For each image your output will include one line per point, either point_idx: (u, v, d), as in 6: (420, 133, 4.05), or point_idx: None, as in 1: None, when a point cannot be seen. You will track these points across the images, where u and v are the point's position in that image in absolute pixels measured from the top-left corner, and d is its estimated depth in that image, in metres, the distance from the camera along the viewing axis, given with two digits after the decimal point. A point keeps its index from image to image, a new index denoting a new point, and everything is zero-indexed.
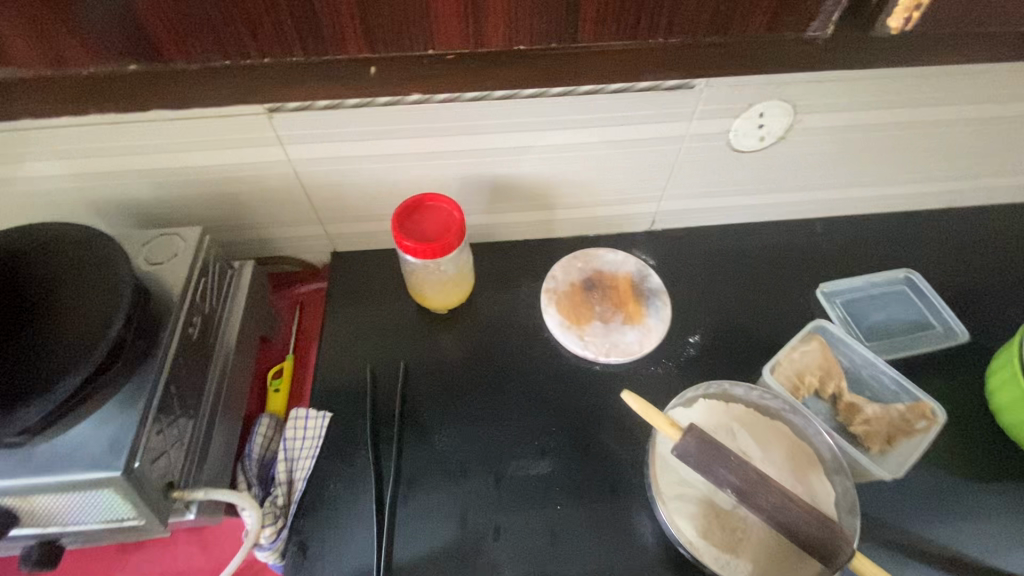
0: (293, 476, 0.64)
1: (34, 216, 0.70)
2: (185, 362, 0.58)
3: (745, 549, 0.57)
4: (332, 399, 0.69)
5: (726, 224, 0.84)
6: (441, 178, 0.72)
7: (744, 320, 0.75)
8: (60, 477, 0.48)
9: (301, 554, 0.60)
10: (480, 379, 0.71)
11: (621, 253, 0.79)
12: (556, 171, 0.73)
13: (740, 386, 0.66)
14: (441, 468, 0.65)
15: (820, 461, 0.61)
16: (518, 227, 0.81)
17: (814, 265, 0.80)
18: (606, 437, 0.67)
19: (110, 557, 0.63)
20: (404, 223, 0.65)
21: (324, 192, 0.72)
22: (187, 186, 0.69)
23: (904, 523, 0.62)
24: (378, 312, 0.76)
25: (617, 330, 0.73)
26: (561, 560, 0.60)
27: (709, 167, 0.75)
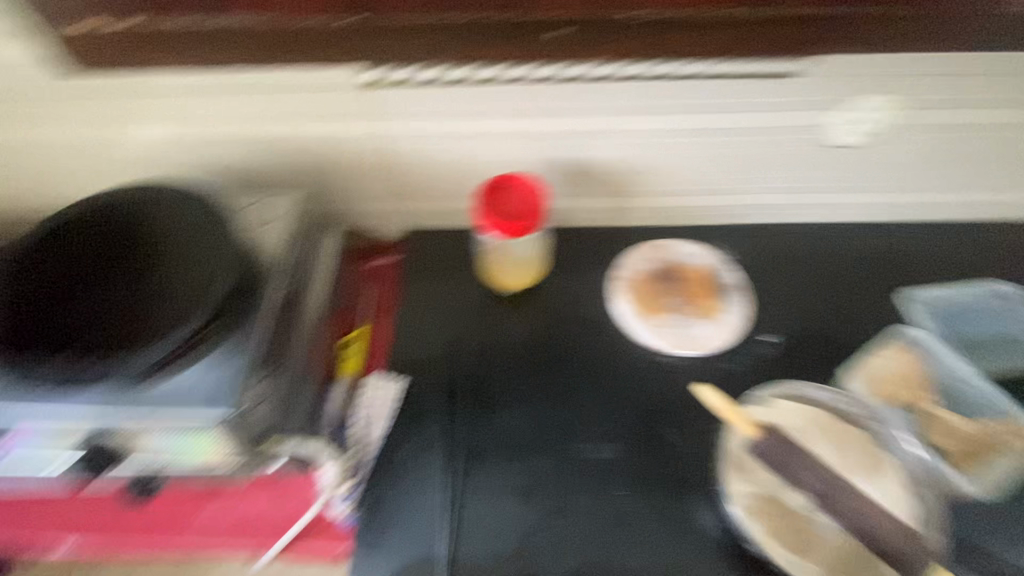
0: (366, 437, 0.67)
1: (142, 175, 0.76)
2: (277, 319, 0.61)
3: (818, 554, 0.56)
4: (403, 369, 0.72)
5: (805, 221, 0.81)
6: (520, 158, 0.72)
7: (822, 321, 0.73)
8: (178, 414, 0.53)
9: (371, 510, 0.63)
10: (546, 360, 0.72)
11: (696, 246, 0.78)
12: (638, 158, 0.72)
13: (815, 388, 0.64)
14: (508, 444, 0.66)
15: (901, 471, 0.59)
16: (589, 212, 0.81)
17: (902, 270, 0.76)
18: (671, 428, 0.67)
19: (198, 498, 0.68)
20: (484, 200, 0.66)
21: (406, 167, 0.74)
22: (280, 155, 0.72)
23: (998, 547, 0.58)
24: (448, 289, 0.79)
25: (687, 322, 0.72)
26: (623, 545, 0.60)
27: (796, 160, 0.72)
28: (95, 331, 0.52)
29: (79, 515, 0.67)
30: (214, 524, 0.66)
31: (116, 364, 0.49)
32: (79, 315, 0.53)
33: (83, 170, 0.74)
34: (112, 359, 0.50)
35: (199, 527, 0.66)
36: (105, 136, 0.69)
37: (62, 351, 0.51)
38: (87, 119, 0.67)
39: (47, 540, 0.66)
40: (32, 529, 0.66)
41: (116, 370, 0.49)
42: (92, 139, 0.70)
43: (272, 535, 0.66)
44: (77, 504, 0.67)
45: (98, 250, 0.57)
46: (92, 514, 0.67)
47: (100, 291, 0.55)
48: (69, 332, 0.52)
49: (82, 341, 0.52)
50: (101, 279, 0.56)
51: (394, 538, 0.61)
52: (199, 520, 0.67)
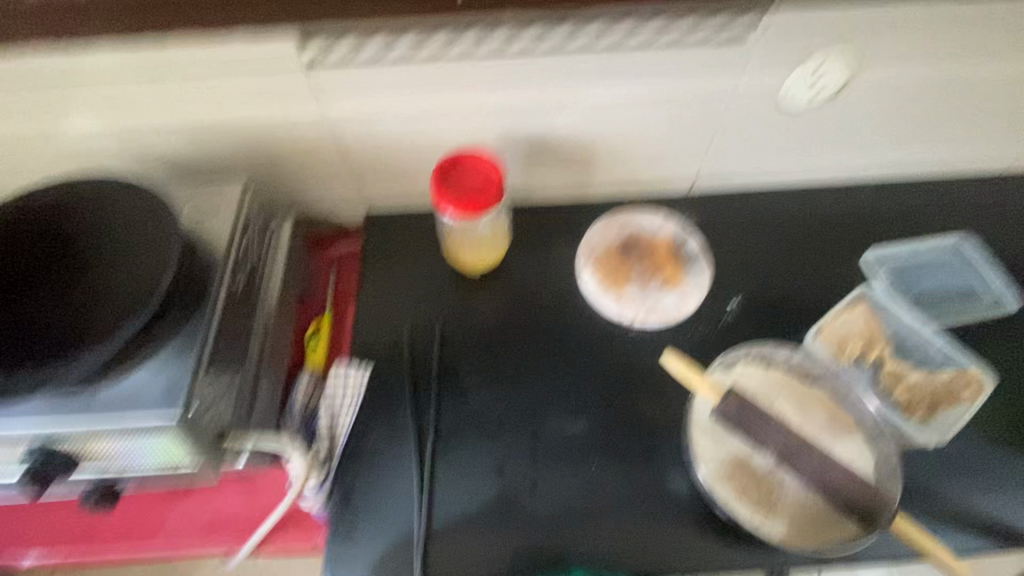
0: (334, 429, 0.66)
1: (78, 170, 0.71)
2: (232, 314, 0.59)
3: (783, 512, 0.57)
4: (370, 358, 0.71)
5: (765, 187, 0.82)
6: (477, 136, 0.70)
7: (786, 284, 0.74)
8: (124, 422, 0.49)
9: (344, 502, 0.62)
10: (515, 339, 0.72)
11: (660, 215, 0.77)
12: (598, 129, 0.71)
13: (778, 350, 0.65)
14: (480, 425, 0.66)
15: (858, 426, 0.61)
16: (552, 187, 0.80)
17: (861, 229, 0.77)
18: (641, 399, 0.67)
19: (161, 503, 0.66)
20: (442, 181, 0.64)
21: (359, 149, 0.71)
22: (227, 143, 0.68)
23: (952, 490, 0.60)
24: (410, 272, 0.77)
25: (653, 292, 0.72)
26: (597, 517, 0.61)
27: (755, 127, 0.72)
28: (29, 339, 0.49)
29: (37, 530, 0.64)
30: (182, 527, 0.65)
31: (53, 375, 0.46)
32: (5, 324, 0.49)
33: (11, 166, 0.69)
34: (49, 368, 0.47)
35: (164, 532, 0.65)
36: (31, 130, 0.64)
37: None
38: (8, 113, 0.62)
39: (3, 558, 0.63)
40: None
41: (53, 380, 0.46)
42: (16, 133, 0.64)
43: (242, 534, 0.65)
44: (34, 519, 0.65)
45: (26, 252, 0.53)
46: (46, 529, 0.64)
47: (30, 297, 0.51)
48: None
49: (15, 350, 0.48)
50: (32, 283, 0.52)
51: (368, 528, 0.61)
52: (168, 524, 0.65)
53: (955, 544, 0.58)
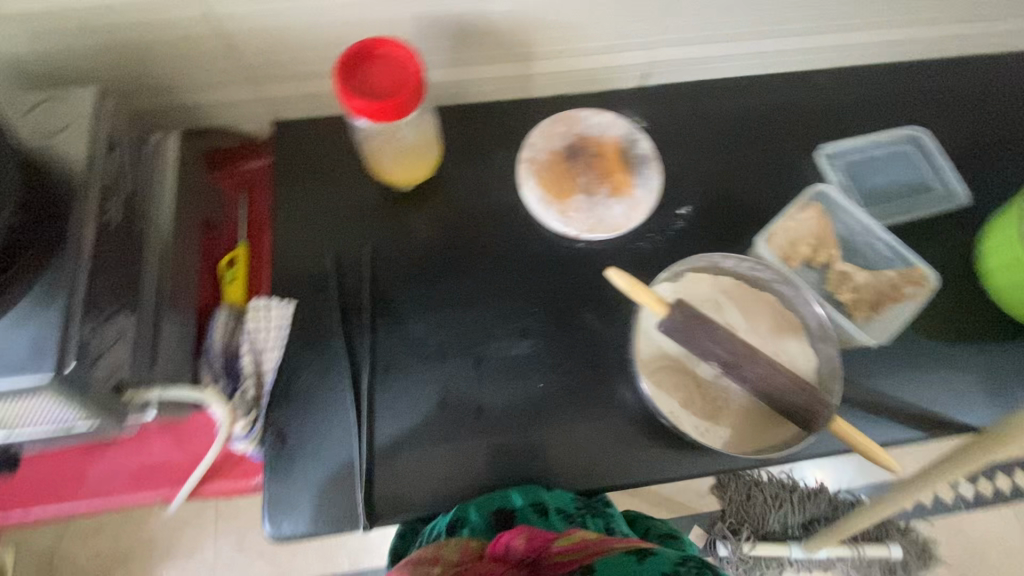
0: (260, 368, 0.61)
1: None
2: (112, 250, 0.50)
3: (725, 418, 0.57)
4: (294, 289, 0.64)
5: (723, 77, 0.75)
6: (390, 18, 0.59)
7: (740, 184, 0.70)
8: None
9: (278, 440, 0.58)
10: (454, 258, 0.66)
11: (608, 114, 0.69)
12: (534, 8, 0.60)
13: (729, 258, 0.62)
14: (419, 351, 0.62)
15: (803, 330, 0.60)
16: (488, 83, 0.70)
17: (821, 119, 0.72)
18: (589, 314, 0.64)
19: (80, 456, 0.61)
20: (348, 78, 0.53)
21: (248, 39, 0.59)
22: (72, 34, 0.54)
23: (889, 384, 0.62)
24: (332, 190, 0.69)
25: (601, 202, 0.67)
26: (545, 434, 0.60)
27: (713, 2, 0.63)
28: None
29: None
30: (107, 480, 0.61)
31: None
32: None
33: None
34: None
35: (88, 485, 0.61)
36: None
37: None
38: None
39: None
40: None
41: None
42: None
43: (176, 481, 0.61)
44: None
45: None
46: None
47: None
48: None
49: None
50: None
51: (307, 465, 0.58)
52: (92, 477, 0.61)
53: (890, 435, 0.60)
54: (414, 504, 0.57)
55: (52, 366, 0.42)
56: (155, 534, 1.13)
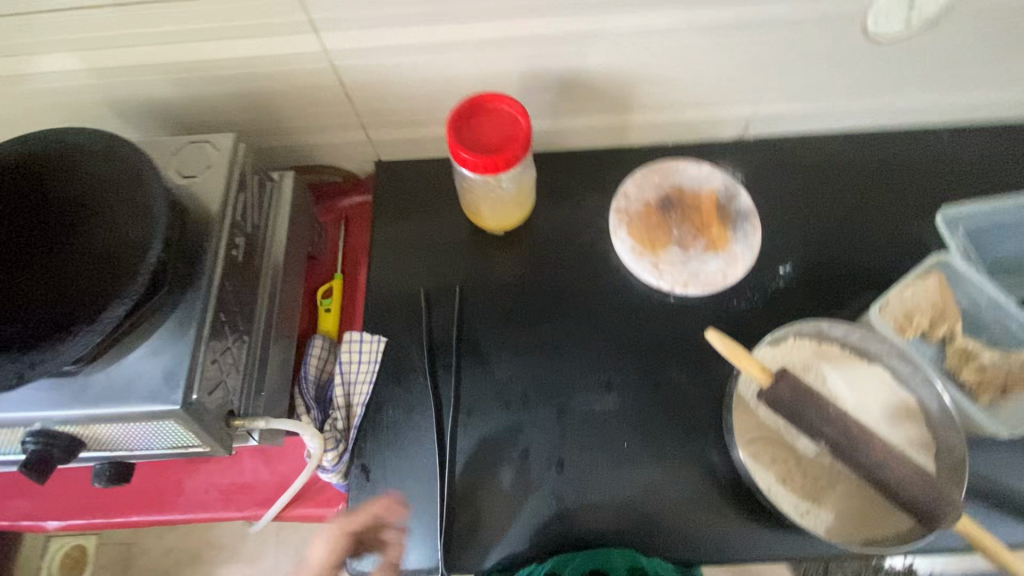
0: (351, 401, 0.62)
1: (62, 116, 0.64)
2: (233, 283, 0.53)
3: (826, 501, 0.53)
4: (386, 324, 0.66)
5: (827, 132, 0.72)
6: (500, 72, 0.61)
7: (843, 246, 0.66)
8: (121, 409, 0.44)
9: (364, 474, 0.59)
10: (540, 303, 0.66)
11: (706, 167, 0.68)
12: (641, 65, 0.60)
13: (837, 327, 0.58)
14: (502, 397, 0.62)
15: (920, 411, 0.55)
16: (584, 133, 0.71)
17: (936, 182, 0.68)
18: (679, 373, 0.62)
19: (180, 469, 0.65)
20: (459, 131, 0.55)
21: (366, 89, 0.63)
22: (214, 83, 0.60)
23: (1014, 479, 0.56)
24: (427, 230, 0.71)
25: (697, 257, 0.65)
26: (628, 496, 0.58)
27: (829, 60, 0.60)
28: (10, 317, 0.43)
29: (58, 494, 0.64)
30: (202, 494, 0.64)
31: (41, 357, 0.42)
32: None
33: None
34: (35, 351, 0.42)
35: (185, 497, 0.64)
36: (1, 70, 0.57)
37: None
38: None
39: (27, 520, 0.63)
40: (8, 512, 0.63)
41: (40, 363, 0.41)
42: None
43: (262, 502, 0.64)
44: (53, 484, 0.64)
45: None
46: (67, 494, 0.64)
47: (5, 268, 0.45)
48: None
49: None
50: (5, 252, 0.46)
51: (388, 502, 0.58)
52: (189, 490, 0.64)
53: (1019, 538, 0.54)
54: (490, 555, 0.57)
55: (181, 396, 0.45)
56: (223, 537, 1.19)
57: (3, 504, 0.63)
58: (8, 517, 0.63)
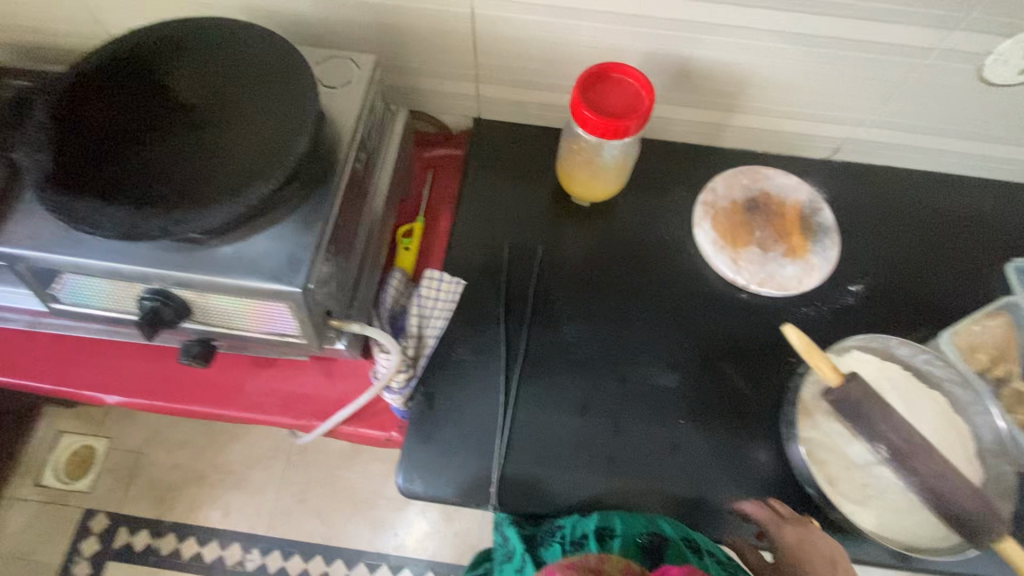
0: (424, 333, 0.64)
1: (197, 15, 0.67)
2: (349, 195, 0.56)
3: (872, 506, 0.55)
4: (465, 270, 0.69)
5: (909, 169, 0.75)
6: (624, 49, 0.64)
7: (913, 278, 0.68)
8: (245, 282, 0.47)
9: (427, 403, 0.62)
10: (616, 278, 0.69)
11: (794, 178, 0.71)
12: (759, 67, 0.63)
13: (904, 347, 0.60)
14: (569, 356, 0.64)
15: (973, 439, 0.57)
16: (680, 125, 0.74)
17: (1007, 234, 0.71)
18: (741, 367, 0.64)
19: (244, 369, 0.67)
20: (585, 92, 0.58)
21: (494, 43, 0.65)
22: (354, 9, 0.63)
23: None
24: (516, 190, 0.74)
25: (775, 260, 0.67)
26: (676, 472, 0.60)
27: (935, 95, 0.63)
28: (158, 178, 0.47)
29: (123, 371, 0.66)
30: (262, 397, 0.66)
31: (185, 218, 0.45)
32: (133, 159, 0.47)
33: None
34: (179, 211, 0.45)
35: (246, 397, 0.66)
36: None
37: (113, 194, 0.45)
38: None
39: (89, 391, 0.65)
40: (71, 380, 0.65)
41: (184, 223, 0.44)
42: None
43: (319, 415, 0.65)
44: (120, 361, 0.66)
45: (153, 87, 0.50)
46: (132, 373, 0.66)
47: (155, 134, 0.49)
48: (126, 176, 0.46)
49: (144, 187, 0.46)
50: (157, 120, 0.49)
51: (446, 432, 0.60)
52: (249, 390, 0.66)
53: None
54: (539, 502, 0.58)
55: (302, 281, 0.47)
56: (230, 464, 1.20)
57: (68, 371, 0.65)
58: (71, 384, 0.65)
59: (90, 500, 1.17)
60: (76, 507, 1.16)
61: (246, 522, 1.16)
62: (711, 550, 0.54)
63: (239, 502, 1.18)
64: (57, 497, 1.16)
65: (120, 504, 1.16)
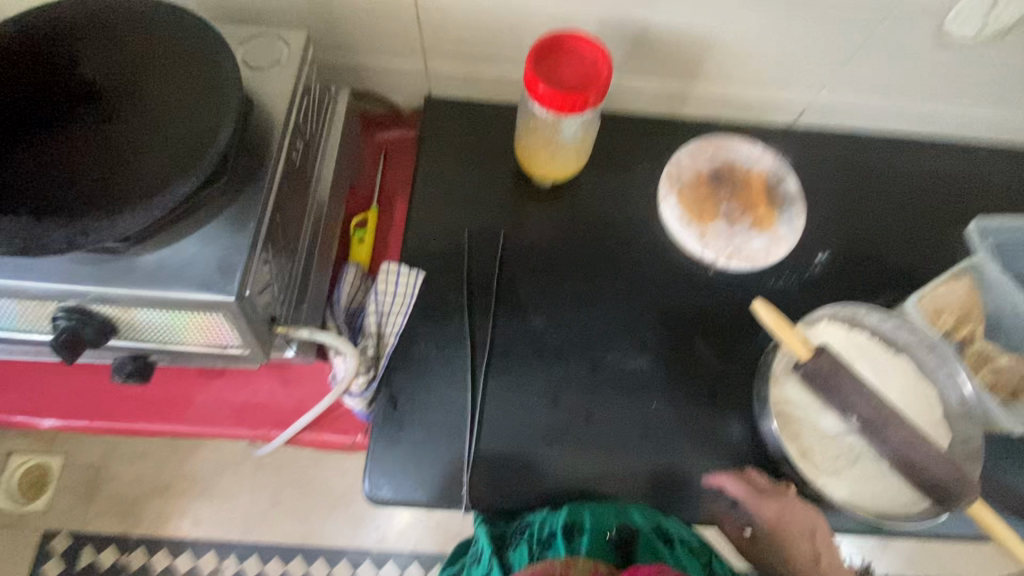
0: (384, 330, 0.61)
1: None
2: (287, 188, 0.51)
3: (845, 476, 0.55)
4: (424, 260, 0.65)
5: (872, 132, 0.73)
6: (578, 16, 0.60)
7: (879, 244, 0.68)
8: (172, 293, 0.42)
9: (390, 405, 0.58)
10: (582, 260, 0.66)
11: (758, 147, 0.68)
12: (719, 31, 0.61)
13: (872, 314, 0.60)
14: (537, 345, 0.62)
15: (940, 402, 0.58)
16: (641, 97, 0.71)
17: (970, 193, 0.71)
18: (712, 344, 0.63)
19: (192, 381, 0.62)
20: (538, 64, 0.54)
21: (439, 14, 0.61)
22: None
23: (1013, 478, 0.59)
24: (473, 172, 0.69)
25: (742, 234, 0.65)
26: (651, 456, 0.59)
27: (895, 54, 0.62)
28: (60, 182, 0.41)
29: (57, 392, 0.61)
30: (214, 409, 0.62)
31: (94, 226, 0.39)
32: (28, 162, 0.41)
33: None
34: (86, 218, 0.40)
35: (197, 410, 0.62)
36: None
37: (7, 204, 0.40)
38: None
39: (21, 417, 0.60)
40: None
41: (93, 233, 0.39)
42: None
43: (277, 423, 0.62)
44: (54, 381, 0.61)
45: (46, 77, 0.44)
46: (68, 393, 0.61)
47: (54, 131, 0.43)
48: (21, 182, 0.41)
49: (44, 193, 0.40)
50: (54, 116, 0.43)
51: (412, 434, 0.58)
52: (199, 403, 0.62)
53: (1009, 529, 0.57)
54: (513, 497, 0.57)
55: (235, 288, 0.43)
56: (196, 473, 1.15)
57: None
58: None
59: (48, 521, 1.10)
60: (34, 530, 1.10)
61: (218, 530, 1.12)
62: (685, 539, 0.54)
63: (210, 511, 1.13)
64: (11, 521, 1.10)
65: (81, 523, 1.11)
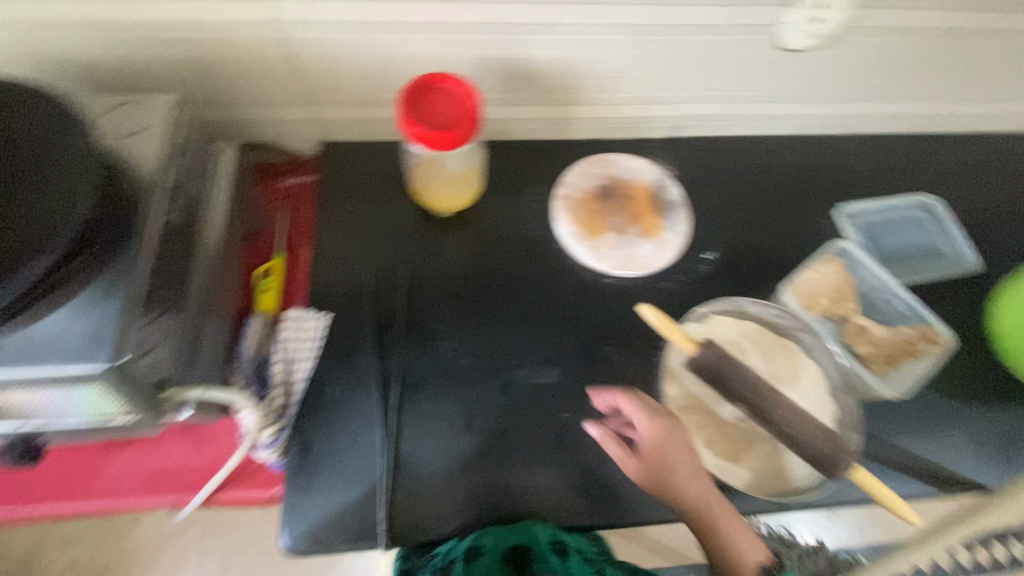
0: (292, 376, 0.62)
1: None
2: (166, 248, 0.52)
3: (744, 460, 0.59)
4: (330, 303, 0.66)
5: (746, 135, 0.79)
6: (449, 56, 0.63)
7: (762, 237, 0.73)
8: (43, 367, 0.43)
9: (302, 452, 0.58)
10: (486, 284, 0.68)
11: (638, 161, 0.74)
12: (583, 59, 0.65)
13: (753, 304, 0.65)
14: (448, 371, 0.63)
15: (824, 378, 0.62)
16: (528, 123, 0.74)
17: (839, 182, 0.77)
18: (617, 349, 0.65)
19: (97, 454, 0.61)
20: (409, 107, 0.57)
21: (314, 64, 0.63)
22: (149, 46, 0.58)
23: (903, 441, 0.63)
24: (373, 210, 0.71)
25: (631, 242, 0.69)
26: (568, 465, 0.60)
27: (745, 66, 0.68)
28: None
29: None
30: (121, 480, 0.60)
31: None
32: None
33: None
34: None
35: (103, 483, 0.60)
36: None
37: None
38: None
39: None
40: None
41: None
42: None
43: (188, 487, 0.60)
44: None
45: None
46: None
47: None
48: None
49: None
50: None
51: (326, 478, 0.58)
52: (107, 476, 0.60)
53: (902, 488, 0.61)
54: (433, 527, 0.57)
55: (107, 355, 0.43)
56: None
57: None
58: None
59: None
60: None
61: None
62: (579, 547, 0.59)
63: None
64: None
65: None
